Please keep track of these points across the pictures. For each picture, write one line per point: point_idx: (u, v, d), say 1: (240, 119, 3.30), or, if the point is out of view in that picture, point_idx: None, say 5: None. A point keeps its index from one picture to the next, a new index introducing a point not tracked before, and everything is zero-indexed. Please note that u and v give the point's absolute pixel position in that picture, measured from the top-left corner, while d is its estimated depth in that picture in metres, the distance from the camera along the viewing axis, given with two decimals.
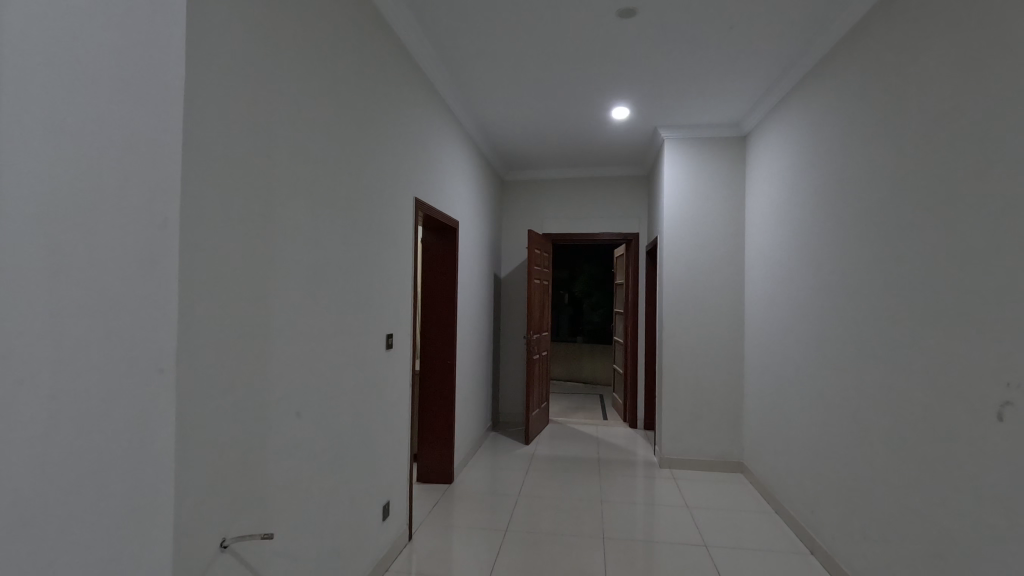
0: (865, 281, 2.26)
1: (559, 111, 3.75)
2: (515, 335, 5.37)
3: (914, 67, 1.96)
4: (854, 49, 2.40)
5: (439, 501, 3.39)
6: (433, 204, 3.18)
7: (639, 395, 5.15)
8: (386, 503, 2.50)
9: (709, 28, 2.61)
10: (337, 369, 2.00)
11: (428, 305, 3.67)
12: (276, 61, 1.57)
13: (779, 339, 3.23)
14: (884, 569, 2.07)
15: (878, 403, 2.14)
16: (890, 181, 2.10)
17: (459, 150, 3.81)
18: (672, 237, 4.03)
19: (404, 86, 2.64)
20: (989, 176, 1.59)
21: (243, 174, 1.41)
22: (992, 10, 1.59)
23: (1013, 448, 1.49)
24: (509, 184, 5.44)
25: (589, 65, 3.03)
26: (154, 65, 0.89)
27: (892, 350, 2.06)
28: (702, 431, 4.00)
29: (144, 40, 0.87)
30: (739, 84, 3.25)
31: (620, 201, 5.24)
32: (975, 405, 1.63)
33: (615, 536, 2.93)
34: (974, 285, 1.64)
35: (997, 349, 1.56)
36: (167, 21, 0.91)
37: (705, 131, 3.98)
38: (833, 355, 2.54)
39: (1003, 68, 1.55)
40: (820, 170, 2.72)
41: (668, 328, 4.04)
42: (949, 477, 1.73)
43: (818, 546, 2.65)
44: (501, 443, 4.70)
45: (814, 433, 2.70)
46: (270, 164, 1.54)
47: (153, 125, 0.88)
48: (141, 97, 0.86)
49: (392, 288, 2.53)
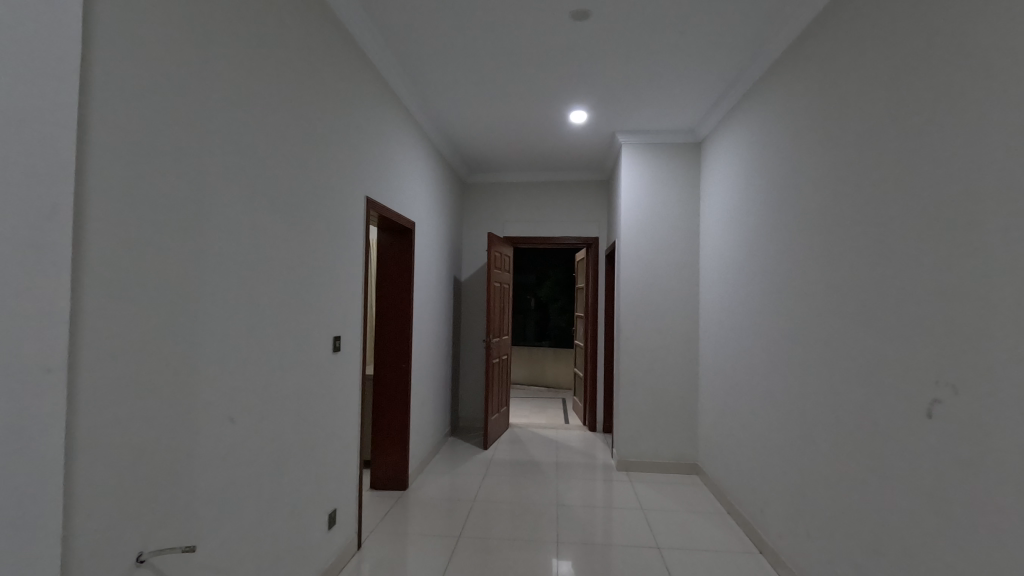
0: (810, 285, 2.32)
1: (518, 113, 3.74)
2: (475, 338, 5.33)
3: (856, 78, 2.02)
4: (801, 58, 2.46)
5: (393, 508, 3.31)
6: (386, 204, 3.12)
7: (599, 398, 5.18)
8: (332, 511, 2.41)
9: (661, 31, 2.62)
10: (275, 371, 1.91)
11: (383, 308, 3.60)
12: (206, 43, 1.49)
13: (731, 342, 3.28)
14: (825, 565, 2.12)
15: (822, 404, 2.18)
16: (834, 184, 2.15)
17: (416, 151, 3.75)
18: (629, 241, 4.07)
19: (353, 81, 2.58)
20: (921, 184, 1.65)
21: (165, 161, 1.34)
22: (925, 23, 1.66)
23: (942, 445, 1.54)
24: (470, 186, 5.40)
25: (547, 68, 3.02)
26: (28, 46, 0.84)
27: (834, 350, 2.11)
28: (659, 434, 4.03)
29: (23, 32, 0.83)
30: (693, 90, 3.30)
31: (581, 206, 5.27)
32: (907, 403, 1.68)
33: (569, 540, 2.91)
34: (908, 289, 1.69)
35: (925, 349, 1.61)
36: (58, 13, 0.88)
37: (662, 137, 4.04)
38: (781, 357, 2.59)
39: (936, 79, 1.61)
40: (770, 174, 2.79)
41: (625, 331, 4.07)
42: (885, 474, 1.78)
43: (765, 545, 2.70)
44: (460, 448, 4.64)
45: (762, 433, 2.76)
46: (200, 152, 1.47)
47: (37, 115, 0.85)
48: (19, 85, 0.83)
49: (339, 288, 2.46)
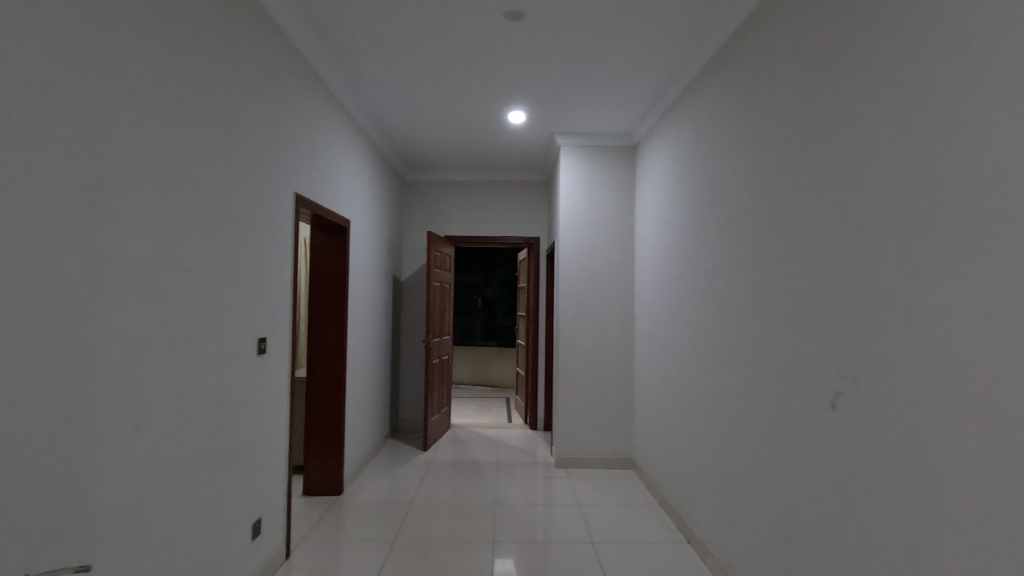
0: (733, 285, 2.42)
1: (456, 112, 3.71)
2: (415, 339, 5.27)
3: (773, 88, 2.13)
4: (726, 67, 2.57)
5: (326, 514, 3.21)
6: (318, 201, 3.02)
7: (540, 397, 5.23)
8: (257, 519, 2.32)
9: (593, 35, 2.67)
10: (191, 375, 1.81)
11: (317, 307, 3.50)
12: (96, 21, 1.37)
13: (663, 340, 3.39)
14: (744, 552, 2.22)
15: (743, 398, 2.29)
16: (754, 189, 2.26)
17: (351, 147, 3.65)
18: (567, 241, 4.12)
19: (280, 73, 2.48)
20: (827, 190, 1.76)
21: (44, 149, 1.22)
22: (829, 38, 1.76)
23: (843, 435, 1.64)
24: (411, 184, 5.32)
25: (482, 67, 3.01)
26: None
27: (753, 347, 2.21)
28: (596, 431, 4.11)
29: None
30: (626, 94, 3.38)
31: (522, 206, 5.30)
32: (815, 397, 1.79)
33: (505, 539, 2.91)
34: (816, 289, 1.80)
35: (830, 345, 1.72)
36: None
37: (599, 140, 4.12)
38: (707, 354, 2.69)
39: (837, 92, 1.71)
40: (698, 177, 2.89)
41: (564, 330, 4.12)
42: (796, 464, 1.88)
43: (692, 535, 2.81)
44: (399, 451, 4.57)
45: (690, 428, 2.87)
46: (90, 140, 1.36)
47: None
48: None
49: (264, 287, 2.36)
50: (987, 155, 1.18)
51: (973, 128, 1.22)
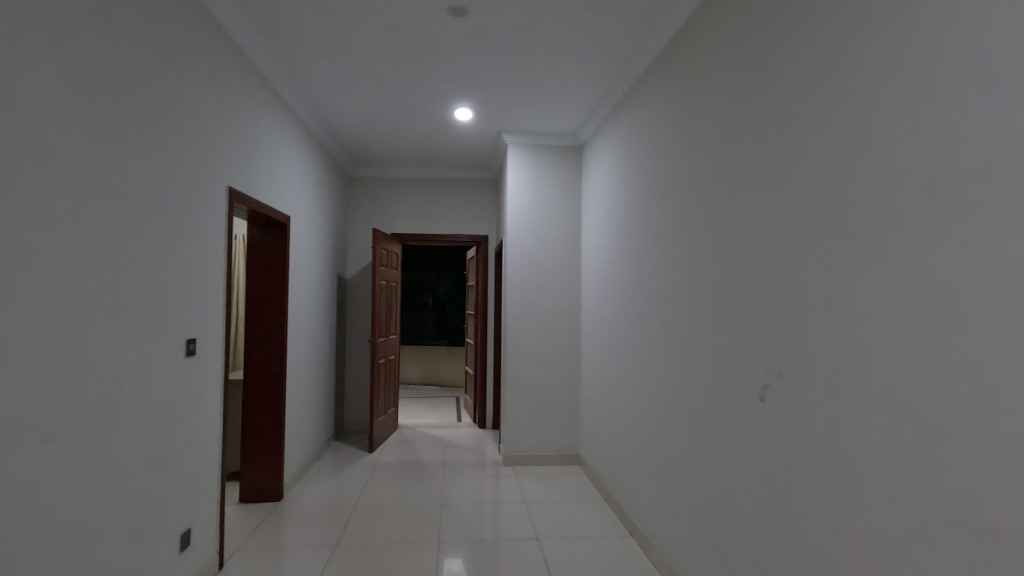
0: (671, 283, 2.50)
1: (401, 108, 3.65)
2: (361, 338, 5.16)
3: (708, 93, 2.20)
4: (665, 71, 2.64)
5: (263, 521, 3.09)
6: (254, 196, 2.90)
7: (488, 395, 5.22)
8: (186, 529, 2.20)
9: (538, 34, 2.68)
10: (109, 380, 1.70)
11: (254, 306, 3.36)
12: None
13: (607, 337, 3.45)
14: (681, 541, 2.30)
15: (680, 393, 2.36)
16: (691, 190, 2.33)
17: (291, 140, 3.53)
18: (515, 240, 4.13)
19: (212, 61, 2.37)
20: (756, 193, 1.83)
21: None
22: (759, 47, 1.83)
23: (770, 425, 1.72)
24: (356, 180, 5.20)
25: (426, 63, 2.97)
26: None
27: (690, 343, 2.29)
28: (543, 428, 4.14)
29: None
30: (571, 95, 3.42)
31: (471, 204, 5.28)
32: (745, 391, 1.86)
33: (450, 539, 2.89)
34: (747, 288, 1.87)
35: (758, 341, 1.79)
36: None
37: (546, 139, 4.15)
38: (648, 350, 2.76)
39: (766, 98, 1.79)
40: (640, 177, 2.96)
41: (511, 328, 4.13)
42: (728, 455, 1.96)
43: (634, 527, 2.88)
44: (344, 453, 4.46)
45: (632, 423, 2.94)
46: None
47: None
48: None
49: (193, 286, 2.24)
50: (895, 157, 1.24)
51: (883, 130, 1.28)
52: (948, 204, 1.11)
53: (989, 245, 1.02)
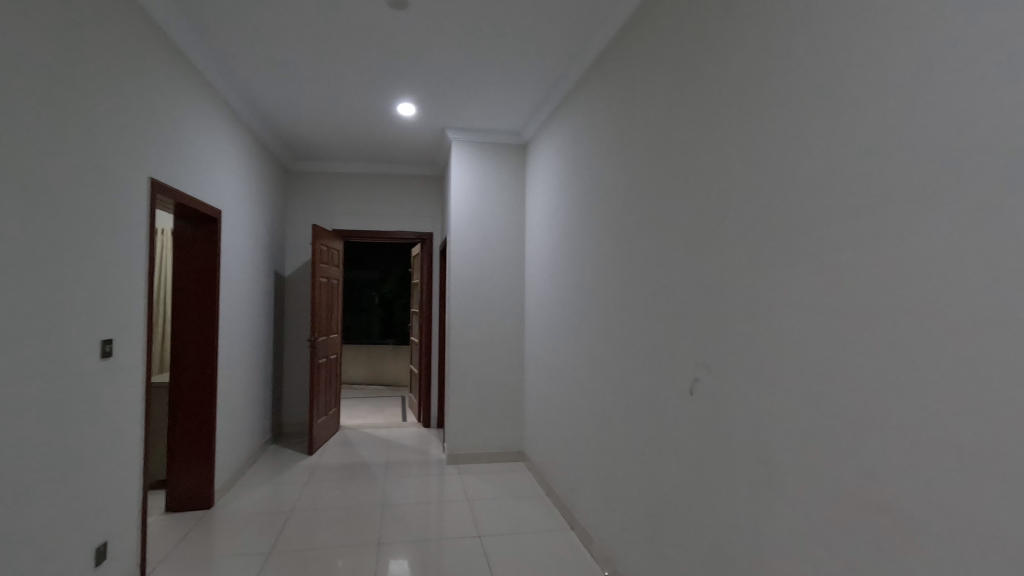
0: (609, 281, 2.55)
1: (341, 101, 3.55)
2: (300, 337, 5.00)
3: (644, 97, 2.27)
4: (604, 73, 2.69)
5: (192, 529, 2.95)
6: (181, 188, 2.74)
7: (433, 394, 5.18)
8: (103, 543, 2.07)
9: (481, 31, 2.68)
10: (14, 384, 1.57)
11: (182, 305, 3.19)
12: None
13: (550, 334, 3.49)
14: (618, 532, 2.36)
15: (617, 388, 2.42)
16: (628, 191, 2.39)
17: (223, 131, 3.37)
18: (459, 238, 4.11)
19: (132, 44, 2.22)
20: (688, 194, 1.90)
21: None
22: (692, 53, 1.90)
23: (698, 418, 1.79)
24: (294, 174, 5.02)
25: (367, 55, 2.90)
26: None
27: (626, 340, 2.35)
28: (487, 425, 4.15)
29: None
30: (515, 93, 3.44)
31: (416, 200, 5.21)
32: (676, 384, 1.93)
33: (391, 540, 2.85)
34: (679, 286, 1.94)
35: (689, 336, 1.86)
36: None
37: (491, 137, 4.15)
38: (588, 346, 2.81)
39: (697, 103, 1.86)
40: (580, 177, 3.00)
41: (456, 326, 4.11)
42: (661, 447, 2.02)
43: (574, 520, 2.93)
44: (282, 456, 4.30)
45: (573, 418, 2.99)
46: None
47: None
48: None
49: (111, 283, 2.10)
50: (813, 164, 1.31)
51: (804, 136, 1.35)
52: (858, 208, 1.18)
53: (891, 247, 1.09)
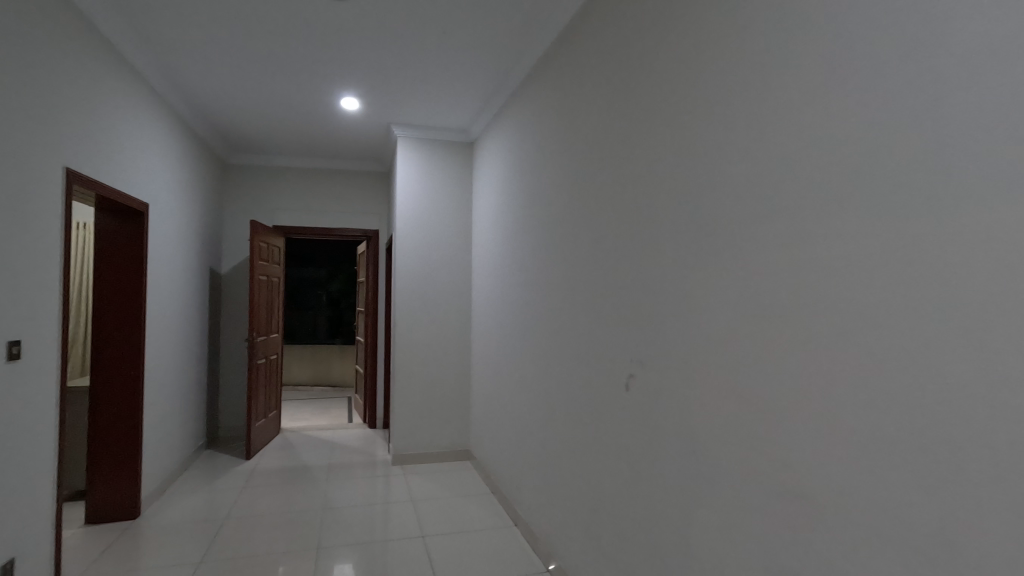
0: (552, 279, 2.59)
1: (280, 93, 3.43)
2: (237, 337, 4.80)
3: (585, 97, 2.30)
4: (548, 73, 2.72)
5: (115, 541, 2.78)
6: (102, 179, 2.58)
7: (379, 394, 5.09)
8: (9, 559, 1.92)
9: (424, 26, 2.65)
10: None
11: (104, 304, 3.00)
12: None
13: (496, 332, 3.50)
14: (559, 526, 2.40)
15: (558, 385, 2.45)
16: (570, 190, 2.43)
17: (150, 119, 3.19)
18: (405, 235, 4.06)
19: (44, 22, 2.07)
20: (625, 194, 1.95)
21: None
22: (630, 55, 1.95)
23: (634, 412, 1.84)
24: (232, 168, 4.82)
25: (307, 45, 2.81)
26: None
27: (568, 337, 2.38)
28: (433, 425, 4.12)
29: None
30: (461, 90, 3.42)
31: (362, 197, 5.10)
32: (614, 380, 1.98)
33: (331, 544, 2.78)
34: (617, 283, 1.98)
35: (626, 332, 1.91)
36: None
37: (437, 134, 4.12)
38: (531, 344, 2.84)
39: (635, 104, 1.91)
40: (525, 175, 3.02)
41: (401, 325, 4.05)
42: (599, 441, 2.06)
43: (518, 517, 2.95)
44: (217, 462, 4.12)
45: (517, 416, 3.01)
46: None
47: None
48: None
49: (18, 280, 1.95)
50: (737, 165, 1.37)
51: (730, 139, 1.40)
52: (777, 208, 1.23)
53: (804, 246, 1.14)
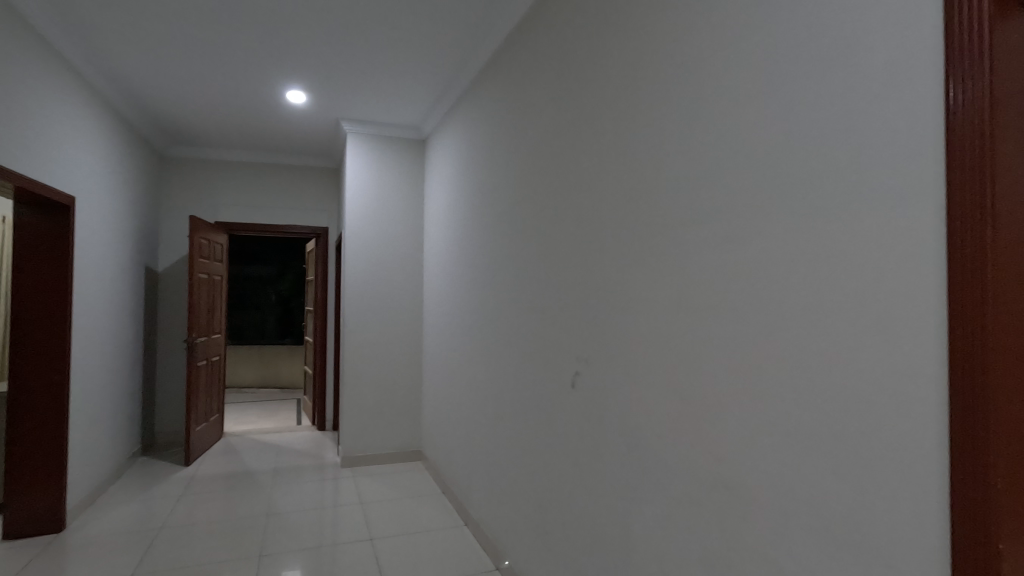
0: (501, 279, 2.59)
1: (221, 84, 3.30)
2: (176, 338, 4.59)
3: (533, 97, 2.31)
4: (497, 72, 2.72)
5: (37, 557, 2.61)
6: (19, 170, 2.41)
7: (328, 395, 4.97)
8: None
9: (371, 20, 2.60)
10: None
11: (23, 304, 2.81)
12: None
13: (447, 331, 3.48)
14: (508, 523, 2.41)
15: (508, 383, 2.47)
16: (518, 190, 2.44)
17: (77, 108, 3.00)
18: (354, 233, 3.98)
19: None
20: (571, 195, 1.97)
21: None
22: (575, 58, 1.97)
23: (579, 409, 1.87)
24: (170, 161, 4.60)
25: (247, 35, 2.71)
26: None
27: (517, 336, 2.39)
28: (383, 426, 4.06)
29: None
30: (411, 86, 3.37)
31: (311, 193, 4.97)
32: (560, 378, 2.00)
33: (274, 551, 2.70)
34: (563, 283, 2.01)
35: (572, 331, 1.93)
36: None
37: (388, 130, 4.06)
38: (482, 343, 2.84)
39: (579, 106, 1.93)
40: (476, 174, 3.02)
41: (351, 324, 3.97)
42: (546, 438, 2.09)
43: (469, 516, 2.95)
44: (153, 469, 3.93)
45: (468, 415, 3.00)
46: None
47: None
48: None
49: None
50: (673, 169, 1.41)
51: (667, 143, 1.43)
52: (709, 212, 1.27)
53: (734, 249, 1.19)
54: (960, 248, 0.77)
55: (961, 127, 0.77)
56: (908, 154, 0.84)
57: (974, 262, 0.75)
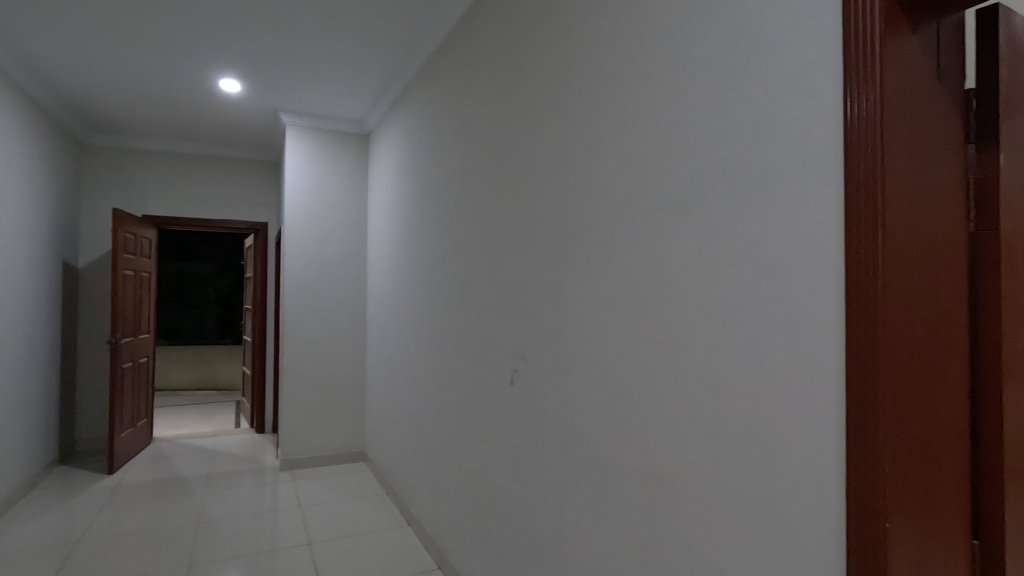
0: (443, 276, 2.57)
1: (147, 69, 3.12)
2: (99, 338, 4.31)
3: (474, 94, 2.30)
4: (439, 67, 2.69)
5: None
6: None
7: (267, 396, 4.80)
8: None
9: (307, 9, 2.51)
10: None
11: None
12: None
13: (390, 330, 3.42)
14: (450, 522, 2.40)
15: (449, 381, 2.45)
16: (459, 188, 2.42)
17: None
18: (294, 229, 3.85)
19: None
20: (510, 192, 1.98)
21: None
22: (514, 55, 1.97)
23: (518, 406, 1.88)
24: (92, 150, 4.31)
25: (173, 18, 2.56)
26: None
27: (457, 334, 2.38)
28: (325, 427, 3.95)
29: None
30: (353, 79, 3.29)
31: (248, 187, 4.77)
32: (500, 375, 2.00)
33: (205, 560, 2.58)
34: (502, 280, 2.01)
35: (510, 329, 1.94)
36: None
37: (330, 124, 3.95)
38: (424, 341, 2.80)
39: (517, 104, 1.93)
40: (418, 170, 2.98)
41: (290, 323, 3.85)
42: (486, 436, 2.09)
43: (411, 517, 2.92)
44: (72, 478, 3.67)
45: (410, 415, 2.97)
46: None
47: None
48: None
49: None
50: (604, 169, 1.43)
51: (598, 142, 1.46)
52: (638, 212, 1.30)
53: (660, 247, 1.22)
54: (856, 249, 0.82)
55: (857, 138, 0.82)
56: (813, 159, 0.88)
57: (868, 264, 0.80)
